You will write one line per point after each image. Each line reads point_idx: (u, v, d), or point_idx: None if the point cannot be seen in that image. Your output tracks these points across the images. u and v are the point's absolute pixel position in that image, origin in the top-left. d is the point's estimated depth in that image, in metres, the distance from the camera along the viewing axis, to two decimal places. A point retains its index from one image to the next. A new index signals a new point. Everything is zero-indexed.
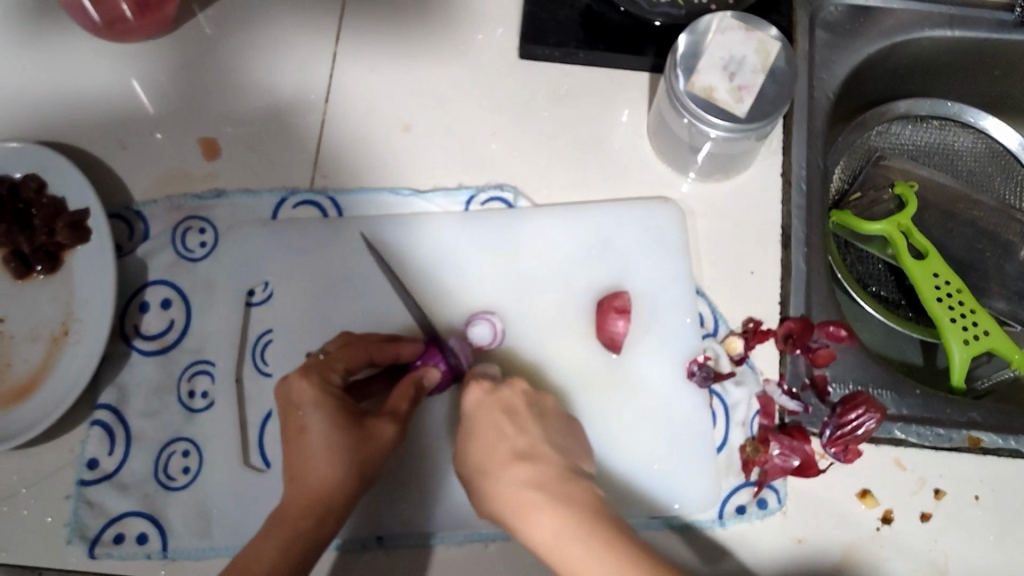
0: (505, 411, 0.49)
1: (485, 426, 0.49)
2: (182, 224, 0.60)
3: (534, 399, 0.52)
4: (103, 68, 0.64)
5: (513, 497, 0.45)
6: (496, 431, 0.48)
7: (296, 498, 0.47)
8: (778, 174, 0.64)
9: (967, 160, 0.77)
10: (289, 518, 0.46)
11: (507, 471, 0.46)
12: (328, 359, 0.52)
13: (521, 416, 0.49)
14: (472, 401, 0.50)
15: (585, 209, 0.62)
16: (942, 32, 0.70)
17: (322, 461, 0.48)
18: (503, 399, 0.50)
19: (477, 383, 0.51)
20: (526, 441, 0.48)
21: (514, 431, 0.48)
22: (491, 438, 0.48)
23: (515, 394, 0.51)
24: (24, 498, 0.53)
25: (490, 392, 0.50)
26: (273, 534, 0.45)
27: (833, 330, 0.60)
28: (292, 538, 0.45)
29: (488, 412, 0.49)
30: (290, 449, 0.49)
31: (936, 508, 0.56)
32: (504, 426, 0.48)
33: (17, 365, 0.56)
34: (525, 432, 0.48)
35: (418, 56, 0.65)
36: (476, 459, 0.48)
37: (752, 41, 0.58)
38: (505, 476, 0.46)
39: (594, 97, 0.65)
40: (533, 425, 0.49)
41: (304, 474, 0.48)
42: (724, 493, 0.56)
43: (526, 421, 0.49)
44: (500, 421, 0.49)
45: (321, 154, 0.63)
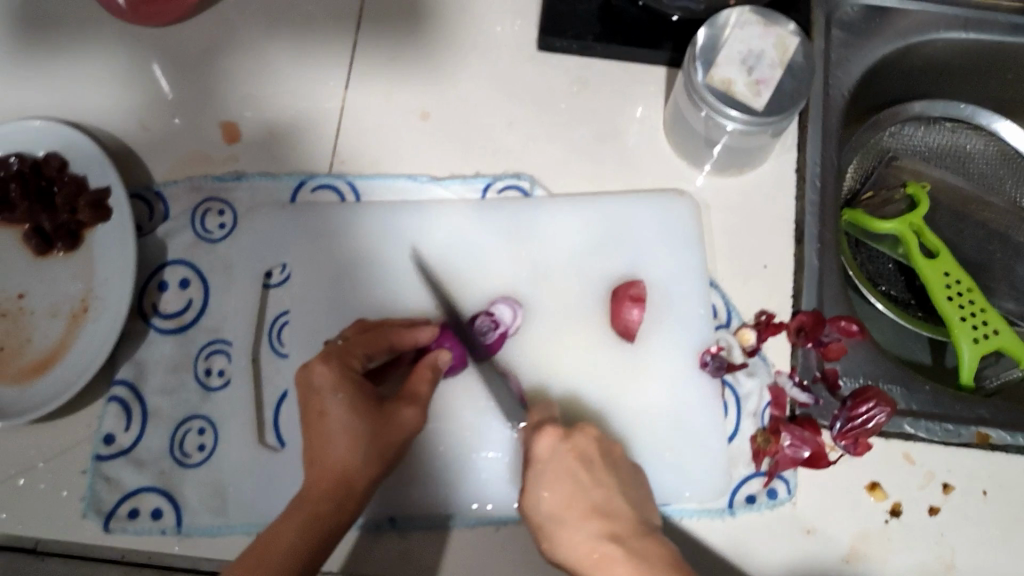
0: (581, 460, 0.50)
1: (560, 474, 0.49)
2: (201, 205, 0.61)
3: (606, 446, 0.52)
4: (126, 50, 0.65)
5: (588, 551, 0.46)
6: (573, 480, 0.49)
7: (317, 479, 0.48)
8: (793, 170, 0.64)
9: (978, 163, 0.77)
10: (310, 500, 0.47)
11: (584, 524, 0.47)
12: (349, 346, 0.52)
13: (596, 467, 0.50)
14: (543, 447, 0.50)
15: (601, 201, 0.62)
16: (957, 34, 0.71)
17: (343, 442, 0.48)
18: (578, 446, 0.50)
19: (549, 427, 0.51)
20: (602, 494, 0.49)
21: (589, 482, 0.49)
22: (568, 489, 0.48)
23: (589, 441, 0.51)
24: (41, 471, 0.54)
25: (564, 437, 0.50)
26: (295, 516, 0.46)
27: (845, 324, 0.59)
28: (314, 520, 0.46)
29: (566, 460, 0.49)
30: (310, 433, 0.49)
31: (944, 502, 0.56)
32: (581, 475, 0.49)
33: (36, 340, 0.56)
34: (603, 486, 0.49)
35: (438, 45, 0.66)
36: (548, 507, 0.48)
37: (770, 35, 0.58)
38: (582, 530, 0.47)
39: (611, 89, 0.66)
40: (607, 476, 0.50)
41: (325, 456, 0.48)
42: (734, 482, 0.57)
43: (603, 473, 0.50)
44: (575, 470, 0.49)
45: (340, 140, 0.63)
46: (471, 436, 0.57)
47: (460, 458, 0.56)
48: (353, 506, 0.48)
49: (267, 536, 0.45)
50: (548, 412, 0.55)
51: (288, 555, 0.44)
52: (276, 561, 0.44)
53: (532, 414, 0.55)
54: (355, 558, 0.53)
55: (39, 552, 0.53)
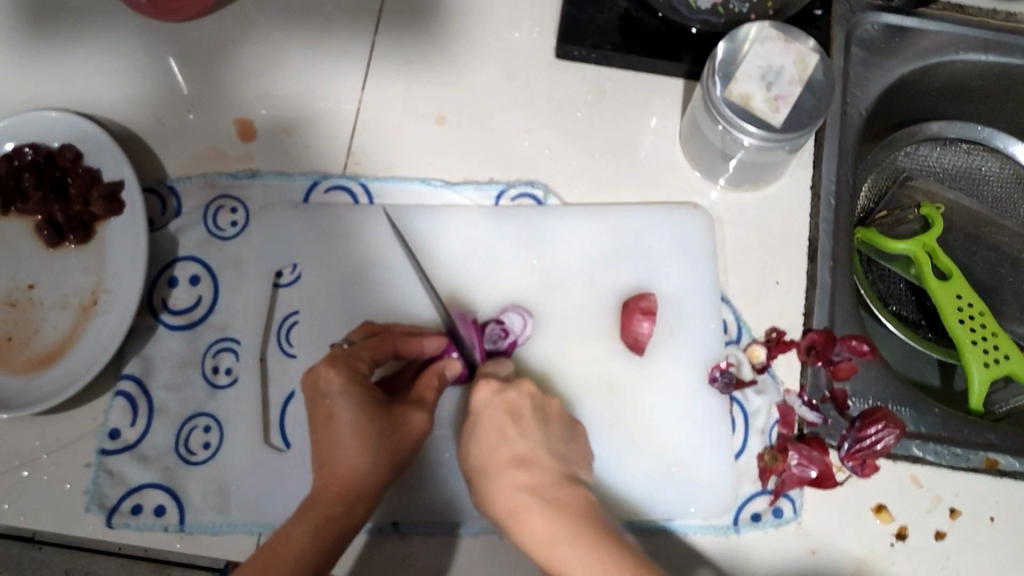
0: (511, 414, 0.50)
1: (489, 427, 0.50)
2: (214, 202, 0.61)
3: (541, 401, 0.52)
4: (144, 45, 0.65)
5: (508, 500, 0.47)
6: (500, 434, 0.49)
7: (326, 485, 0.48)
8: (808, 186, 0.64)
9: (992, 186, 0.76)
10: (320, 507, 0.47)
11: (506, 475, 0.48)
12: (355, 349, 0.51)
13: (526, 420, 0.50)
14: (479, 401, 0.51)
15: (612, 210, 0.62)
16: (977, 56, 0.70)
17: (353, 448, 0.48)
18: (510, 401, 0.51)
19: (485, 381, 0.51)
20: (527, 445, 0.49)
21: (515, 435, 0.49)
22: (494, 442, 0.49)
23: (522, 396, 0.51)
24: (45, 463, 0.54)
25: (498, 391, 0.51)
26: (302, 523, 0.46)
27: (856, 344, 0.59)
28: (323, 526, 0.46)
29: (493, 413, 0.50)
30: (319, 435, 0.49)
31: (950, 527, 0.56)
32: (508, 430, 0.49)
33: (44, 332, 0.56)
34: (527, 438, 0.49)
35: (455, 50, 0.66)
36: (476, 459, 0.50)
37: (790, 51, 0.58)
38: (503, 479, 0.47)
39: (629, 100, 0.65)
40: (534, 429, 0.50)
41: (334, 462, 0.48)
42: (740, 499, 0.56)
43: (530, 425, 0.50)
44: (503, 424, 0.50)
45: (355, 142, 0.63)
46: None
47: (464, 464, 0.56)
48: (361, 512, 0.48)
49: (276, 543, 0.45)
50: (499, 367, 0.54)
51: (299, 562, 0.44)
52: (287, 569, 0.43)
53: (481, 368, 0.54)
54: (356, 562, 0.53)
55: (36, 541, 0.54)
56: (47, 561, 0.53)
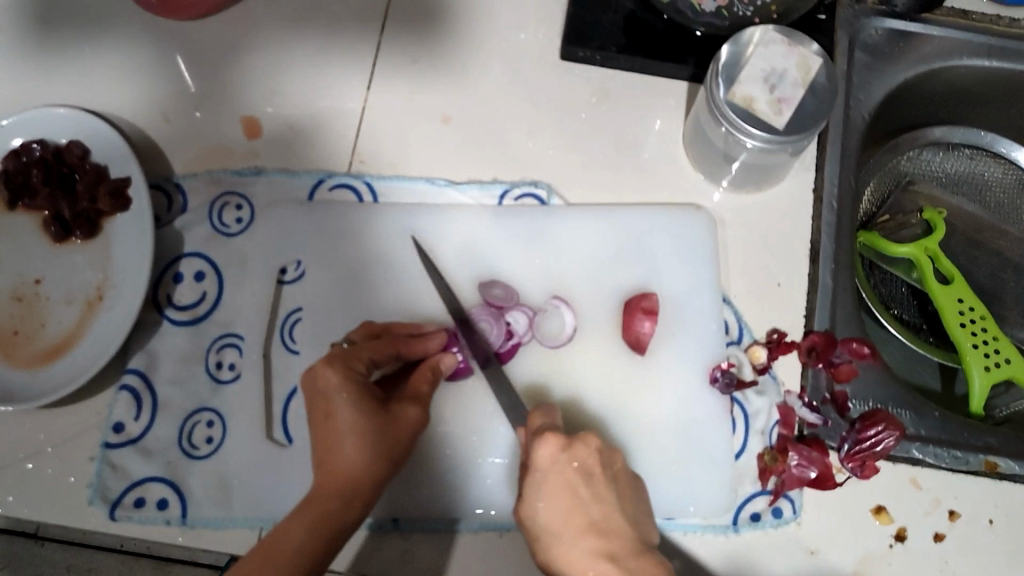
0: (583, 475, 0.47)
1: (559, 488, 0.46)
2: (219, 199, 0.61)
3: (609, 457, 0.49)
4: (152, 43, 0.65)
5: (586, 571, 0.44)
6: (574, 496, 0.46)
7: (324, 482, 0.48)
8: (810, 189, 0.64)
9: (995, 191, 0.76)
10: (319, 503, 0.47)
11: (580, 542, 0.45)
12: (354, 351, 0.52)
13: (597, 482, 0.47)
14: (545, 457, 0.47)
15: (615, 211, 0.63)
16: (980, 62, 0.70)
17: (352, 446, 0.48)
18: (580, 458, 0.47)
19: (552, 434, 0.47)
20: (601, 510, 0.46)
21: (589, 497, 0.46)
22: (567, 504, 0.46)
23: (591, 453, 0.47)
24: (49, 456, 0.54)
25: (565, 448, 0.47)
26: (302, 520, 0.46)
27: (856, 346, 0.59)
28: (321, 521, 0.46)
29: (566, 475, 0.46)
30: (316, 433, 0.49)
31: (949, 529, 0.56)
32: (583, 492, 0.46)
33: (50, 326, 0.57)
34: (601, 500, 0.47)
35: (460, 51, 0.66)
36: (545, 521, 0.46)
37: (793, 54, 0.58)
38: (579, 547, 0.45)
39: (632, 102, 0.66)
40: (607, 491, 0.47)
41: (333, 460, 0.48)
42: (739, 499, 0.56)
43: (602, 487, 0.47)
44: (576, 485, 0.46)
45: (360, 141, 0.63)
46: (478, 440, 0.57)
47: (465, 461, 0.57)
48: (360, 508, 0.48)
49: (274, 539, 0.45)
50: (549, 415, 0.50)
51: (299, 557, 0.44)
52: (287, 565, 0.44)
53: (532, 418, 0.49)
54: (357, 558, 0.53)
55: (39, 537, 0.53)
56: (49, 555, 0.52)
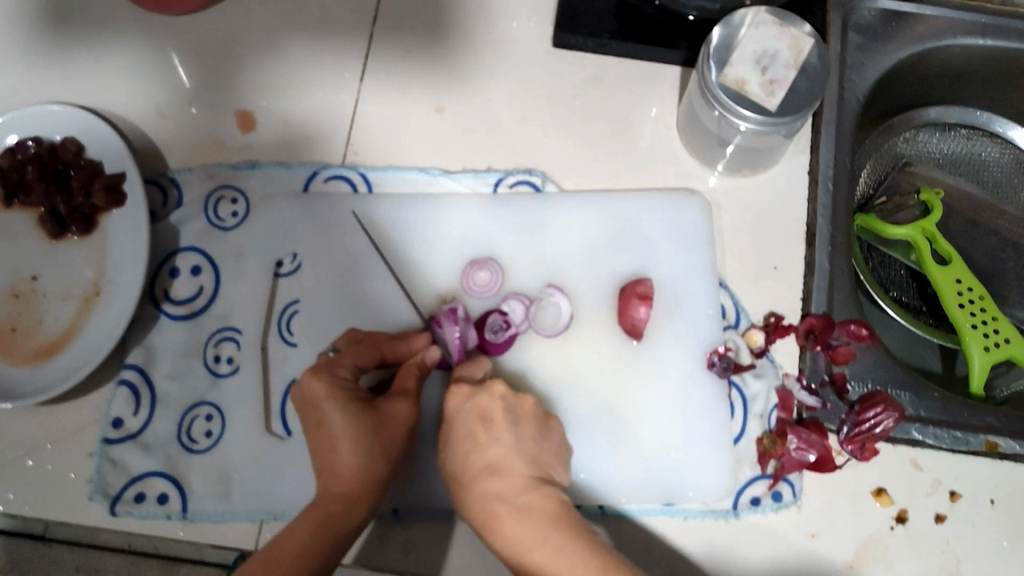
0: (482, 419, 0.51)
1: (461, 433, 0.51)
2: (215, 193, 0.61)
3: (512, 401, 0.52)
4: (145, 38, 0.65)
5: (481, 507, 0.48)
6: (470, 441, 0.51)
7: (326, 488, 0.48)
8: (805, 173, 0.64)
9: (994, 171, 0.76)
10: (321, 509, 0.48)
11: (478, 483, 0.49)
12: (338, 358, 0.52)
13: (496, 423, 0.51)
14: (452, 406, 0.52)
15: (611, 197, 0.63)
16: (973, 40, 0.70)
17: (348, 449, 0.49)
18: (480, 406, 0.51)
19: (456, 385, 0.53)
20: (498, 452, 0.50)
21: (486, 442, 0.50)
22: (465, 448, 0.51)
23: (493, 400, 0.52)
24: (49, 453, 0.54)
25: (469, 396, 0.52)
26: (302, 527, 0.46)
27: (854, 328, 0.59)
28: (324, 528, 0.46)
29: (465, 420, 0.51)
30: (313, 443, 0.50)
31: (950, 510, 0.56)
32: (478, 435, 0.50)
33: (48, 323, 0.57)
34: (498, 443, 0.50)
35: (451, 38, 0.66)
36: (450, 467, 0.51)
37: (785, 36, 0.58)
38: (478, 488, 0.49)
39: (627, 88, 0.66)
40: (505, 432, 0.50)
41: (330, 465, 0.49)
42: (739, 484, 0.57)
43: (499, 430, 0.50)
44: (473, 428, 0.51)
45: (355, 132, 0.63)
46: None
47: None
48: (364, 510, 0.48)
49: (277, 545, 0.45)
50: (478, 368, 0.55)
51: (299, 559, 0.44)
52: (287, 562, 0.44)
53: (460, 370, 0.55)
54: (363, 550, 0.53)
55: (47, 538, 0.54)
56: (57, 556, 0.53)
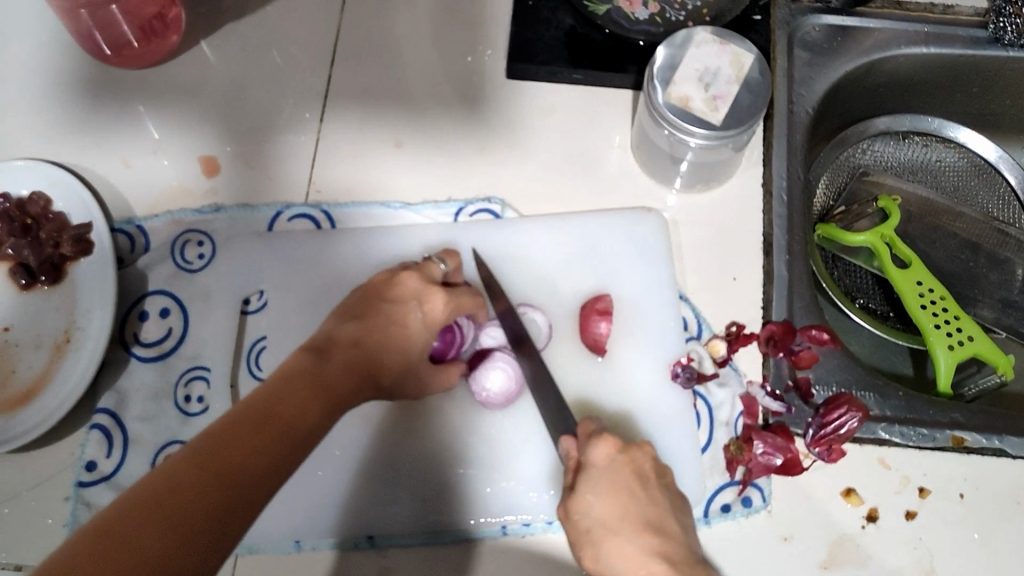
0: (639, 475, 0.46)
1: (618, 485, 0.45)
2: (181, 237, 0.62)
3: (660, 468, 0.49)
4: (110, 92, 0.67)
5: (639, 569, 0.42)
6: (628, 493, 0.45)
7: (347, 358, 0.46)
8: (759, 184, 0.65)
9: (951, 175, 0.79)
10: (325, 379, 0.44)
11: (639, 541, 0.44)
12: (455, 289, 0.54)
13: (651, 483, 0.47)
14: (603, 454, 0.47)
15: (571, 218, 0.64)
16: (917, 49, 0.72)
17: (397, 353, 0.49)
18: (635, 461, 0.47)
19: (609, 437, 0.47)
20: (656, 513, 0.45)
21: (647, 499, 0.46)
22: (622, 500, 0.45)
23: (647, 458, 0.48)
24: (24, 500, 0.55)
25: (623, 450, 0.47)
26: (309, 399, 0.42)
27: (815, 333, 0.61)
28: (323, 401, 0.43)
29: (622, 471, 0.46)
30: (378, 318, 0.50)
31: (920, 506, 0.57)
32: (638, 491, 0.46)
33: (20, 372, 0.57)
34: (657, 504, 0.46)
35: (408, 75, 0.68)
36: (597, 517, 0.45)
37: (726, 54, 0.60)
38: (635, 543, 0.43)
39: (581, 113, 0.67)
40: (661, 497, 0.47)
41: (372, 345, 0.48)
42: (709, 492, 0.57)
43: (656, 492, 0.47)
44: (633, 483, 0.46)
45: (316, 171, 0.65)
46: (447, 452, 0.58)
47: (437, 473, 0.57)
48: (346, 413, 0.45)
49: (287, 409, 0.41)
50: (598, 424, 0.50)
51: (287, 441, 0.39)
52: (276, 436, 0.39)
53: (585, 423, 0.50)
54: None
55: None
56: None
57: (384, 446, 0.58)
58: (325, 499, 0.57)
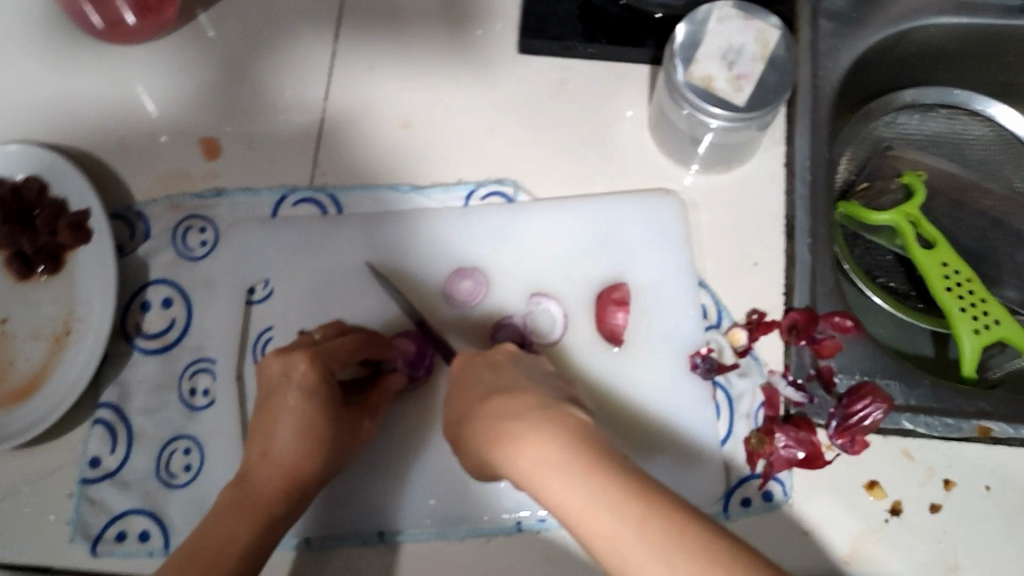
0: (487, 367, 0.49)
1: (468, 384, 0.48)
2: (183, 223, 0.60)
3: (520, 357, 0.51)
4: (104, 68, 0.65)
5: (486, 426, 0.43)
6: (477, 385, 0.48)
7: (263, 473, 0.49)
8: (782, 165, 0.63)
9: (977, 149, 0.75)
10: (250, 498, 0.48)
11: (485, 408, 0.45)
12: (325, 343, 0.52)
13: (510, 375, 0.47)
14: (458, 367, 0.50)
15: (587, 202, 0.62)
16: (949, 19, 0.69)
17: (298, 445, 0.50)
18: (483, 357, 0.50)
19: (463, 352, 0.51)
20: (503, 386, 0.47)
21: (490, 380, 0.47)
22: (471, 389, 0.47)
23: (497, 354, 0.50)
24: (26, 496, 0.54)
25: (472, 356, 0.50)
26: (237, 523, 0.47)
27: (839, 320, 0.58)
28: (255, 514, 0.47)
29: (471, 371, 0.49)
30: (268, 420, 0.51)
31: (945, 499, 0.55)
32: (484, 378, 0.48)
33: (18, 366, 0.56)
34: (503, 379, 0.47)
35: (412, 49, 0.65)
36: (459, 412, 0.47)
37: (751, 30, 0.57)
38: (482, 411, 0.45)
39: (595, 89, 0.65)
40: (511, 373, 0.48)
41: (277, 451, 0.50)
42: (729, 485, 0.56)
43: (504, 372, 0.48)
44: (479, 375, 0.48)
45: (320, 152, 0.62)
46: None
47: (447, 467, 0.56)
48: (296, 501, 0.49)
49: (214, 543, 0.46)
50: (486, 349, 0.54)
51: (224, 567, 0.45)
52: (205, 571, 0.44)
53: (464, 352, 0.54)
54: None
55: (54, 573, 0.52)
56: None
57: (395, 438, 0.57)
58: (334, 494, 0.56)
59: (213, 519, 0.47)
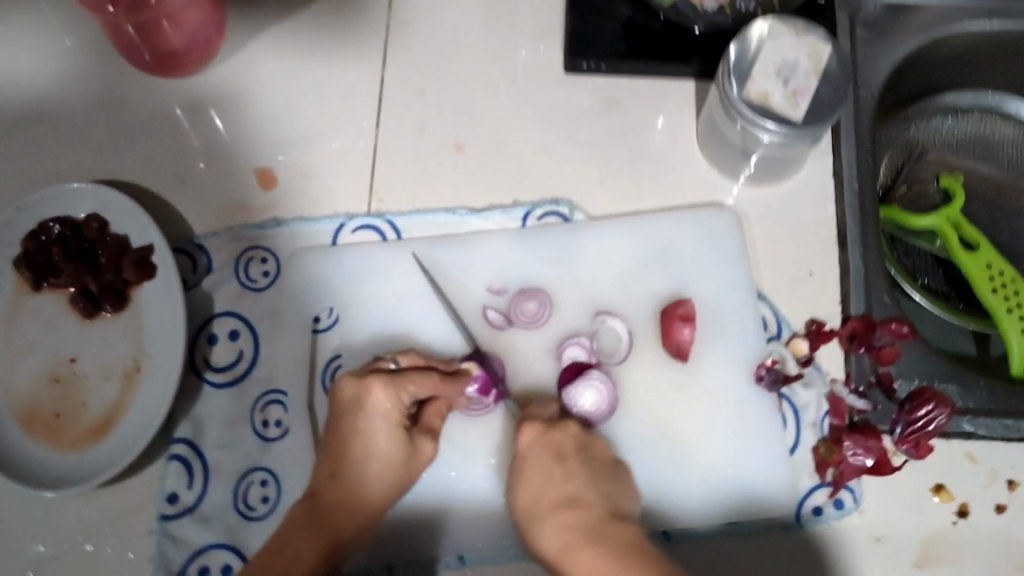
0: (555, 456, 0.50)
1: (536, 467, 0.49)
2: (244, 255, 0.60)
3: (586, 443, 0.51)
4: (156, 103, 0.65)
5: (556, 541, 0.46)
6: (545, 476, 0.49)
7: (333, 494, 0.51)
8: (832, 175, 0.64)
9: (1009, 151, 0.76)
10: (320, 518, 0.50)
11: (552, 516, 0.47)
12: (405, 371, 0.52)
13: (569, 460, 0.49)
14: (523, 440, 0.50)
15: (642, 219, 0.62)
16: (981, 24, 0.70)
17: (367, 467, 0.51)
18: (554, 442, 0.50)
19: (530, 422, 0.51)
20: (573, 486, 0.48)
21: (561, 475, 0.48)
22: (541, 483, 0.49)
23: (567, 439, 0.51)
24: (107, 535, 0.54)
25: (542, 433, 0.50)
26: (307, 540, 0.48)
27: (896, 327, 0.59)
28: (324, 534, 0.49)
29: (538, 454, 0.49)
30: (341, 440, 0.52)
31: (1009, 499, 0.56)
32: (552, 471, 0.49)
33: (91, 405, 0.56)
34: (574, 478, 0.48)
35: (460, 73, 0.66)
36: (521, 500, 0.49)
37: (803, 45, 0.58)
38: (550, 519, 0.47)
39: (643, 104, 0.65)
40: (579, 467, 0.49)
41: (348, 472, 0.51)
42: (800, 494, 0.56)
43: (573, 465, 0.49)
44: (548, 467, 0.49)
45: (376, 179, 0.63)
46: None
47: None
48: (361, 525, 0.51)
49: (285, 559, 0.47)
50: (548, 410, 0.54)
51: None
52: None
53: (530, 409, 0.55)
54: None
55: None
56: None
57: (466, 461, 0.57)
58: (408, 518, 0.56)
59: (283, 532, 0.49)
